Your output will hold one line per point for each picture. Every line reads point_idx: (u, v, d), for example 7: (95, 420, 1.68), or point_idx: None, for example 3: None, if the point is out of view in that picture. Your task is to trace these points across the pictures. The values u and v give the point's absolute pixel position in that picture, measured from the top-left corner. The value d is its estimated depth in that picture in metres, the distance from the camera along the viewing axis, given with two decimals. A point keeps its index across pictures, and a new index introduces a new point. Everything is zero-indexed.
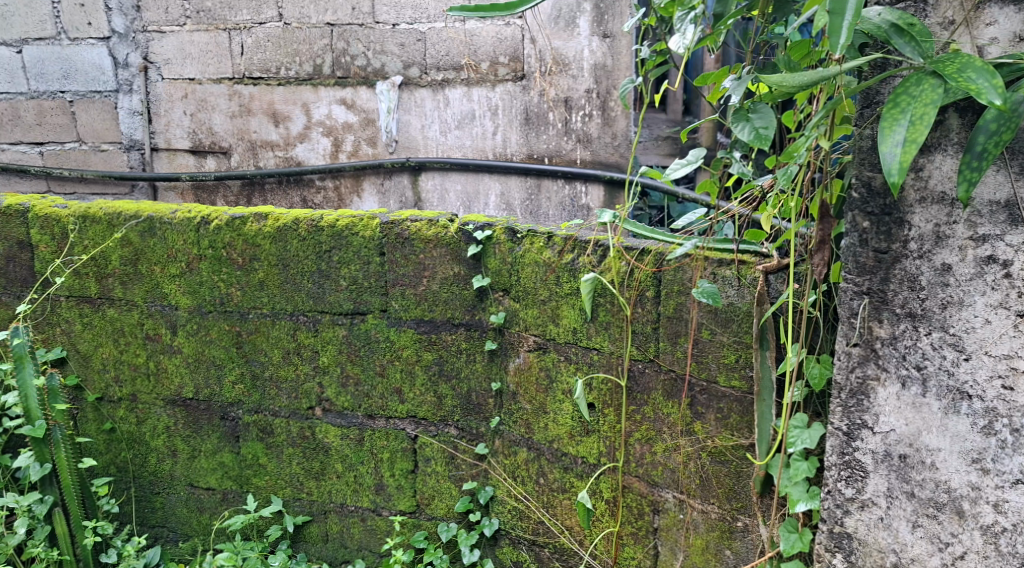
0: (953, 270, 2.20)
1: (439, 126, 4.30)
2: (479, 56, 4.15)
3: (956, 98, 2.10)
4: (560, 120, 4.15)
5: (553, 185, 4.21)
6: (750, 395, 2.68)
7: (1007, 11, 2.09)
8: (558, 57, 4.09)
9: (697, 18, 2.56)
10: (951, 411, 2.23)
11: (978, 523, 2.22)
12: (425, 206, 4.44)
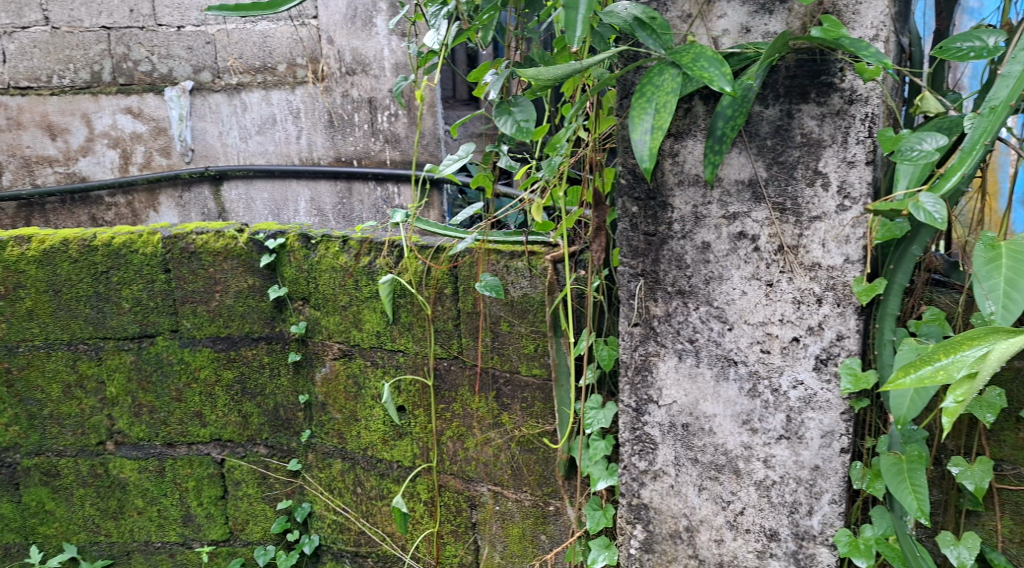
0: (712, 247, 2.37)
1: (238, 132, 4.17)
2: (275, 58, 4.05)
3: (695, 87, 2.28)
4: (365, 121, 4.04)
5: (365, 188, 4.09)
6: (550, 381, 2.73)
7: (734, 4, 2.31)
8: (360, 57, 4.00)
9: (451, 13, 2.67)
10: (722, 378, 2.38)
11: (753, 480, 2.37)
12: (231, 216, 4.26)
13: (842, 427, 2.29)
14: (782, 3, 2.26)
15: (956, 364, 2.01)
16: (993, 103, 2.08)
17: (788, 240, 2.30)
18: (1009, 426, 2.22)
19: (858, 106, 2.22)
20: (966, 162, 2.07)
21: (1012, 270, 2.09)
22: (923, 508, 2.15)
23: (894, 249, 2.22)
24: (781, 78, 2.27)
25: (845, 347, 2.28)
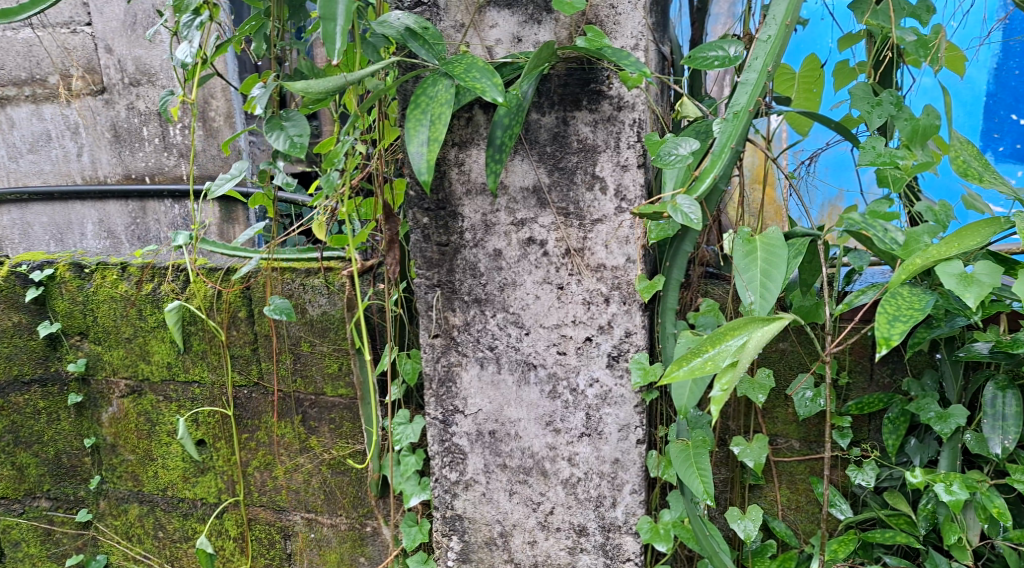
0: (504, 254, 2.41)
1: (8, 151, 3.86)
2: (43, 69, 3.74)
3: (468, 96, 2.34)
4: (156, 135, 3.70)
5: (160, 206, 3.75)
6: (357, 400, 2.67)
7: (503, 14, 2.42)
8: (143, 67, 3.65)
9: (204, 23, 2.64)
10: (523, 382, 2.42)
11: (559, 479, 2.41)
12: (3, 244, 3.95)
13: (638, 418, 2.36)
14: (549, 14, 2.39)
15: (721, 353, 2.15)
16: (736, 108, 2.22)
17: (574, 243, 2.38)
18: (779, 403, 2.34)
19: (626, 112, 2.34)
20: (717, 165, 2.20)
21: (767, 261, 2.23)
22: (709, 490, 2.23)
23: (668, 246, 2.33)
24: (554, 86, 2.35)
25: (633, 343, 2.36)
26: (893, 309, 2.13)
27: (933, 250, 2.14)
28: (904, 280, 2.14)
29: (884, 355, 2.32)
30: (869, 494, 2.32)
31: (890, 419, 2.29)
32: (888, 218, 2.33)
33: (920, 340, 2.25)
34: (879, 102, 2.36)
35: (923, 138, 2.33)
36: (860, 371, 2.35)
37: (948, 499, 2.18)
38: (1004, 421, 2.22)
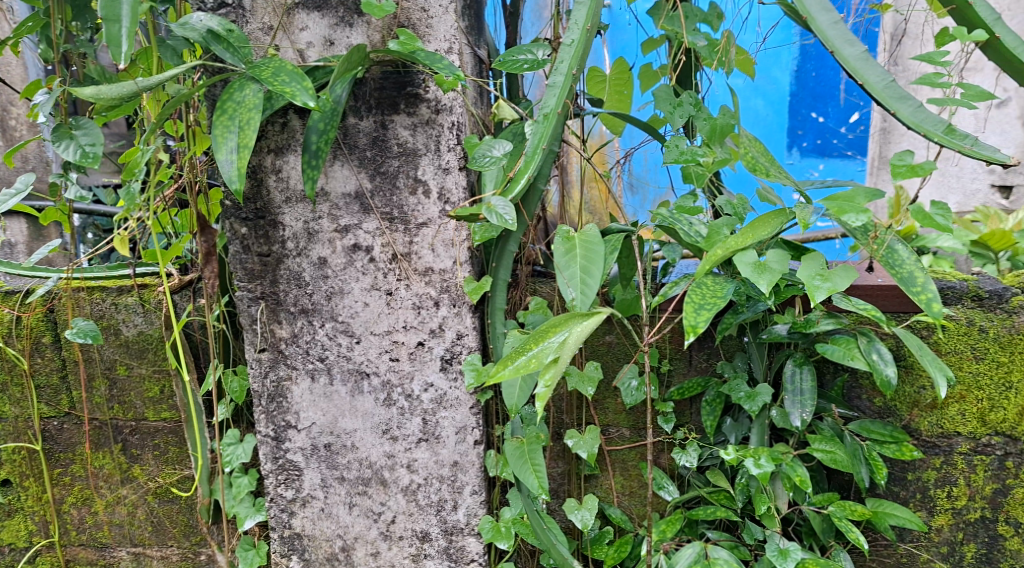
0: (329, 262, 2.36)
1: None
2: None
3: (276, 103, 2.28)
4: None
5: None
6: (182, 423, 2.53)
7: (313, 17, 2.35)
8: None
9: None
10: (357, 392, 2.38)
11: (399, 487, 2.40)
12: None
13: (473, 420, 2.37)
14: (360, 17, 2.34)
15: (544, 350, 2.18)
16: (544, 110, 2.23)
17: (400, 248, 2.36)
18: (609, 394, 2.42)
19: (444, 115, 2.32)
20: (530, 166, 2.20)
21: (585, 257, 2.27)
22: (543, 484, 2.27)
23: (495, 247, 2.33)
24: (370, 90, 2.32)
25: (465, 344, 2.36)
26: (698, 298, 2.22)
27: (731, 241, 2.25)
28: (707, 270, 2.24)
29: (701, 340, 2.44)
30: (692, 474, 2.41)
31: (707, 401, 2.38)
32: (693, 213, 2.38)
33: (728, 325, 2.35)
34: (679, 103, 2.40)
35: (722, 136, 2.38)
36: (679, 358, 2.45)
37: (757, 472, 2.27)
38: (802, 396, 2.33)
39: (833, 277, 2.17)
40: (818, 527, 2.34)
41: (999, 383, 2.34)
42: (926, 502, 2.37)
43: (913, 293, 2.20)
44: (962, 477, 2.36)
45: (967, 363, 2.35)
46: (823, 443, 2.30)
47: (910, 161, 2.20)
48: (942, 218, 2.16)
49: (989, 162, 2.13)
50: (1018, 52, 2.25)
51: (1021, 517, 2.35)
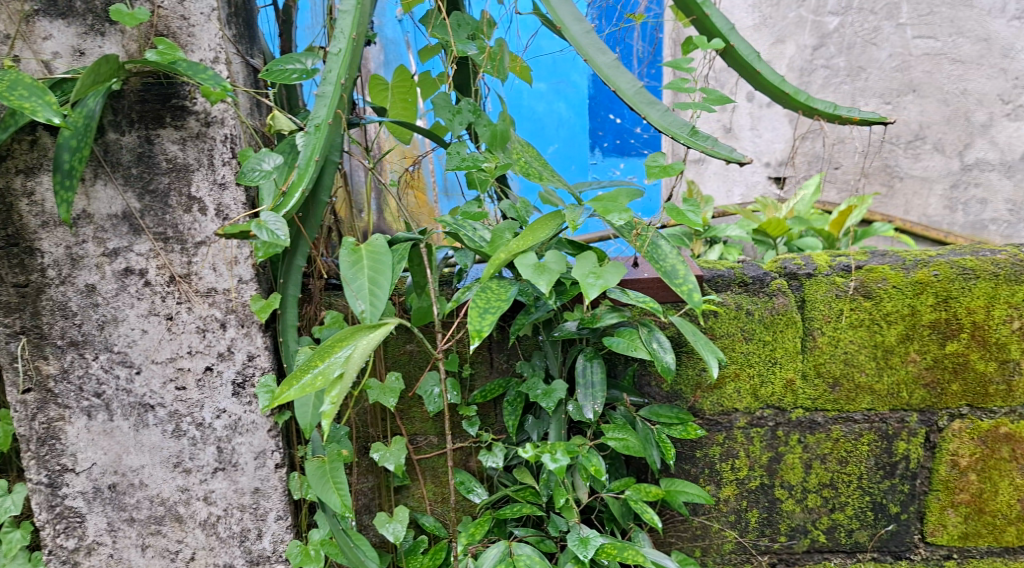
0: (98, 289, 2.20)
1: None
2: None
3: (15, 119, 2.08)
4: None
5: None
6: None
7: (57, 25, 2.16)
8: None
9: None
10: (141, 426, 2.24)
11: (197, 521, 2.27)
12: None
13: (272, 443, 2.27)
14: (112, 24, 2.16)
15: (332, 366, 2.07)
16: (315, 121, 2.06)
17: (178, 269, 2.21)
18: (415, 403, 2.41)
19: (215, 128, 2.19)
20: (304, 179, 2.04)
21: (372, 268, 2.15)
22: (347, 502, 2.17)
23: (281, 261, 2.19)
24: (130, 103, 2.16)
25: (258, 365, 2.25)
26: (483, 303, 2.15)
27: (511, 243, 2.15)
28: (490, 272, 2.15)
29: (500, 342, 2.41)
30: (500, 474, 2.39)
31: (508, 401, 2.34)
32: (477, 218, 2.34)
33: (521, 326, 2.29)
34: (458, 111, 2.41)
35: (503, 141, 2.36)
36: (480, 361, 2.43)
37: (553, 467, 2.21)
38: (593, 389, 2.25)
39: (606, 275, 2.07)
40: (617, 512, 2.30)
41: (766, 359, 2.32)
42: (713, 476, 2.35)
43: (675, 285, 2.10)
44: (742, 449, 2.34)
45: (738, 344, 2.32)
46: (617, 432, 2.23)
47: (663, 162, 2.19)
48: (695, 214, 2.16)
49: (727, 161, 2.11)
50: (750, 60, 2.22)
51: (794, 480, 2.34)
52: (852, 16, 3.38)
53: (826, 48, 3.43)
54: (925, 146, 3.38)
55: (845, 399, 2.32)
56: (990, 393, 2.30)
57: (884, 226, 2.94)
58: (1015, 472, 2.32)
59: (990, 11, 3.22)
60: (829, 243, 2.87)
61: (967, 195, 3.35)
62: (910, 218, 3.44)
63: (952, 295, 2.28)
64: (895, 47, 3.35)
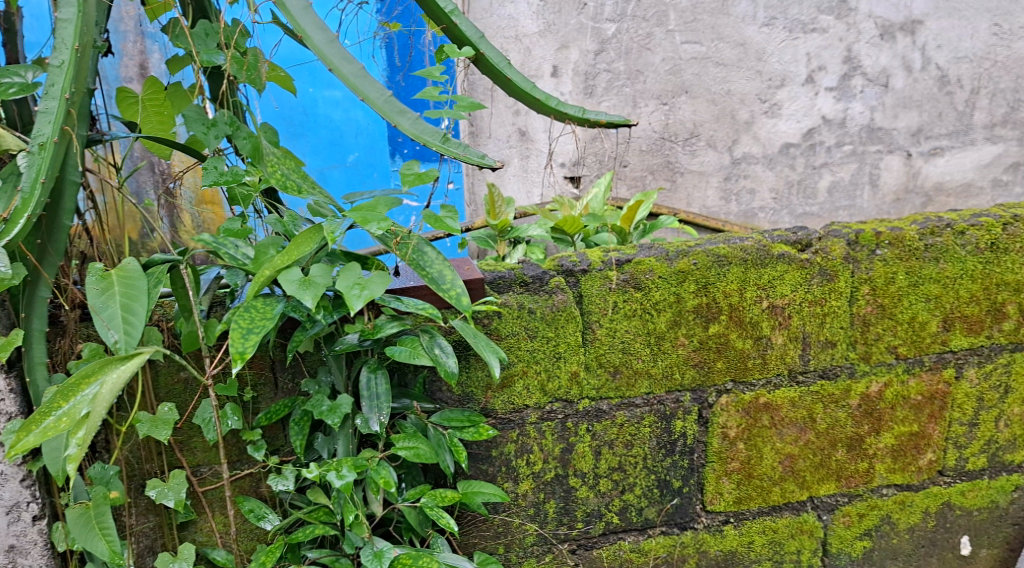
0: None
1: None
2: None
3: None
4: None
5: None
6: None
7: None
8: None
9: None
10: None
11: None
12: None
13: (27, 494, 2.19)
14: None
15: (79, 403, 2.02)
16: (39, 140, 2.02)
17: None
18: (196, 433, 2.31)
19: None
20: (29, 204, 1.99)
21: (125, 295, 2.08)
22: (115, 549, 2.12)
23: (22, 295, 2.13)
24: None
25: (3, 410, 2.17)
26: (246, 322, 2.08)
27: (275, 259, 2.09)
28: (253, 291, 2.08)
29: (283, 362, 2.31)
30: (293, 495, 2.30)
31: (294, 421, 2.24)
32: (242, 235, 2.22)
33: (299, 342, 2.19)
34: (213, 123, 2.27)
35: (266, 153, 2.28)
36: (263, 383, 2.32)
37: (340, 484, 2.17)
38: (378, 400, 2.21)
39: (372, 287, 2.07)
40: (414, 521, 2.27)
41: (550, 355, 2.35)
42: (511, 473, 2.39)
43: (443, 291, 2.15)
44: (536, 444, 2.38)
45: (522, 343, 2.33)
46: (406, 441, 2.21)
47: (417, 170, 2.18)
48: (454, 219, 2.17)
49: (479, 166, 2.18)
50: (501, 66, 2.32)
51: (585, 468, 2.41)
52: (627, 23, 3.47)
53: (606, 53, 3.50)
54: (700, 143, 3.58)
55: (626, 386, 2.39)
56: (749, 368, 2.43)
57: (670, 220, 2.98)
58: (775, 438, 2.49)
59: (744, 19, 3.45)
60: (622, 239, 2.93)
61: (737, 186, 3.61)
62: (692, 210, 3.64)
63: (711, 281, 2.38)
64: (666, 52, 3.50)
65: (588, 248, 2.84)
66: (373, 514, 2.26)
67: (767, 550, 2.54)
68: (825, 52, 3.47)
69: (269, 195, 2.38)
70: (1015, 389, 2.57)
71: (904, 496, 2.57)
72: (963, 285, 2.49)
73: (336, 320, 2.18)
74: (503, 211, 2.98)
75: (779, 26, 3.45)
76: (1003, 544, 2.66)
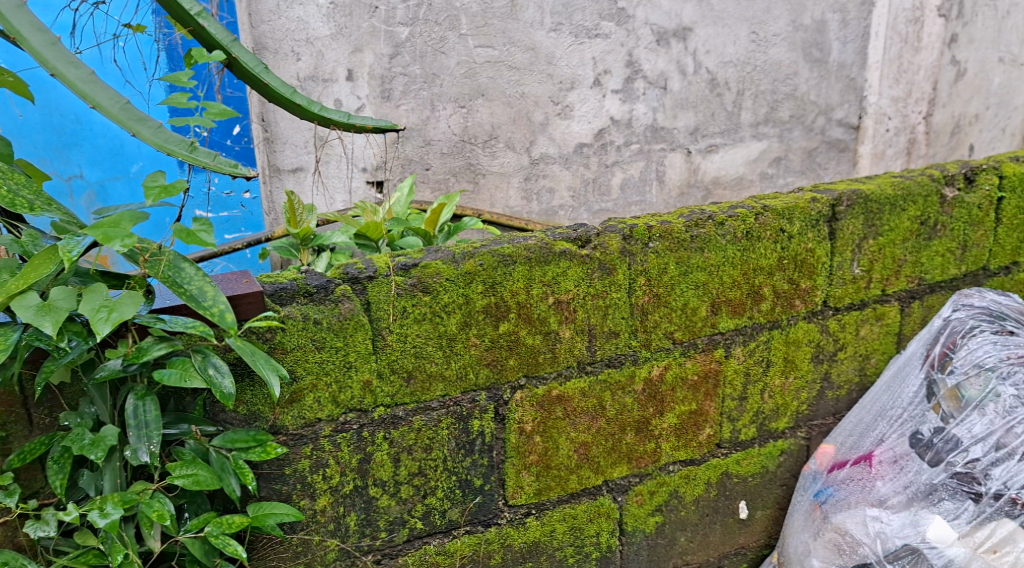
0: None
1: None
2: None
3: None
4: None
5: None
6: None
7: None
8: None
9: None
10: None
11: None
12: None
13: None
14: None
15: None
16: None
17: None
18: None
19: None
20: None
21: None
22: None
23: None
24: None
25: None
26: None
27: (8, 284, 1.99)
28: None
29: (35, 396, 2.16)
30: (58, 540, 2.16)
31: (53, 459, 2.11)
32: None
33: (51, 371, 2.07)
34: None
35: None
36: (15, 420, 2.16)
37: (105, 523, 2.08)
38: (147, 428, 2.12)
39: (120, 311, 2.01)
40: (199, 552, 2.20)
41: (341, 365, 2.35)
42: (307, 490, 2.38)
43: (205, 308, 2.12)
44: (331, 457, 2.38)
45: (309, 355, 2.32)
46: (184, 468, 2.16)
47: (162, 182, 2.10)
48: (208, 232, 2.10)
49: (232, 176, 2.12)
50: (256, 71, 2.31)
51: (385, 476, 2.44)
52: (420, 27, 3.43)
53: (401, 56, 3.44)
54: (499, 145, 3.62)
55: (420, 390, 2.43)
56: (540, 362, 2.53)
57: (474, 221, 2.92)
58: (569, 427, 2.60)
59: (532, 24, 3.54)
60: (427, 242, 2.84)
61: (537, 186, 3.71)
62: (495, 211, 3.68)
63: (497, 280, 2.44)
64: (460, 56, 3.50)
65: (392, 252, 2.74)
66: (149, 550, 2.18)
67: (568, 537, 2.66)
68: (609, 56, 3.64)
69: (8, 213, 2.19)
70: (775, 361, 2.80)
71: (689, 471, 2.77)
72: (726, 272, 2.67)
73: (93, 345, 2.09)
74: (305, 220, 2.80)
75: (565, 31, 3.57)
76: (774, 505, 2.94)
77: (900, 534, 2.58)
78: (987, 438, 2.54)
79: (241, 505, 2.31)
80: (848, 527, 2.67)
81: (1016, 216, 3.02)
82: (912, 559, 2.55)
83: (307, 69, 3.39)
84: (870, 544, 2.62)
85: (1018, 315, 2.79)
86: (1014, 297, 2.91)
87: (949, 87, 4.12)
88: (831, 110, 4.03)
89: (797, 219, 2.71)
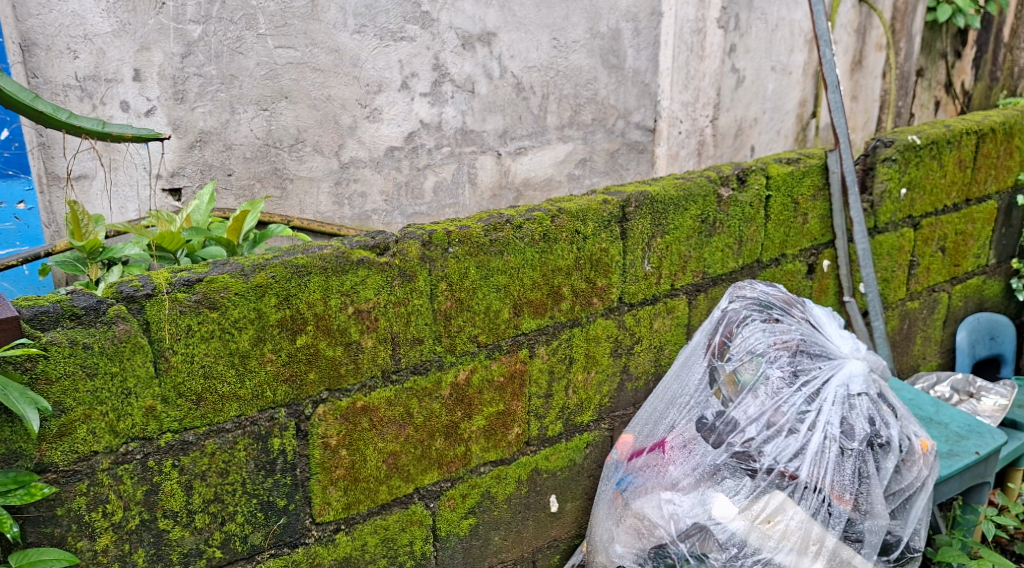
0: None
1: None
2: None
3: None
4: None
5: None
6: None
7: None
8: None
9: None
10: None
11: None
12: None
13: None
14: None
15: None
16: None
17: None
18: None
19: None
20: None
21: None
22: None
23: None
24: None
25: None
26: None
27: None
28: None
29: None
30: None
31: None
32: None
33: None
34: None
35: None
36: None
37: None
38: None
39: None
40: None
41: (118, 393, 2.19)
42: (84, 529, 2.21)
43: None
44: (113, 492, 2.22)
45: (80, 384, 2.15)
46: None
47: None
48: None
49: None
50: None
51: (176, 507, 2.29)
52: (213, 25, 3.09)
53: (194, 56, 3.08)
54: (306, 148, 3.31)
55: (212, 412, 2.30)
56: (342, 374, 2.45)
57: (281, 228, 2.77)
58: (376, 438, 2.52)
59: (335, 25, 3.26)
60: (230, 251, 2.70)
61: (349, 191, 3.42)
62: (305, 217, 3.37)
63: (291, 292, 2.34)
64: (260, 56, 3.17)
65: (192, 264, 2.59)
66: None
67: (380, 549, 2.59)
68: (415, 60, 3.42)
69: None
70: (577, 358, 2.82)
71: (499, 471, 2.75)
72: (526, 273, 2.67)
73: None
74: (93, 229, 2.59)
75: (369, 33, 3.32)
76: (583, 495, 2.97)
77: (690, 514, 2.65)
78: (759, 418, 2.68)
79: (4, 554, 2.12)
80: (646, 511, 2.71)
81: (782, 212, 3.17)
82: (701, 536, 2.62)
83: (86, 68, 2.97)
84: (665, 526, 2.67)
85: (783, 302, 2.94)
86: (780, 287, 3.07)
87: (731, 93, 4.07)
88: (628, 113, 3.97)
89: (591, 220, 2.74)
